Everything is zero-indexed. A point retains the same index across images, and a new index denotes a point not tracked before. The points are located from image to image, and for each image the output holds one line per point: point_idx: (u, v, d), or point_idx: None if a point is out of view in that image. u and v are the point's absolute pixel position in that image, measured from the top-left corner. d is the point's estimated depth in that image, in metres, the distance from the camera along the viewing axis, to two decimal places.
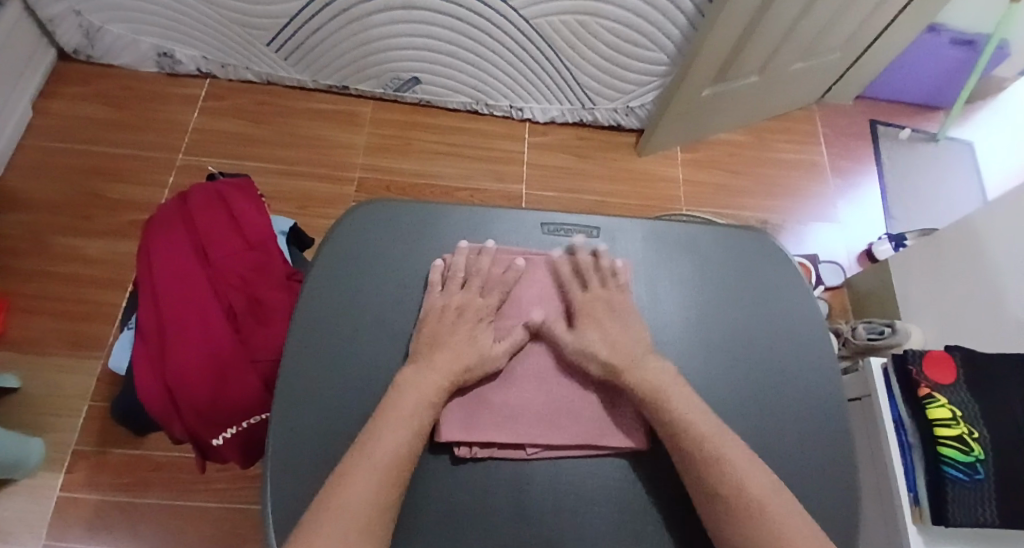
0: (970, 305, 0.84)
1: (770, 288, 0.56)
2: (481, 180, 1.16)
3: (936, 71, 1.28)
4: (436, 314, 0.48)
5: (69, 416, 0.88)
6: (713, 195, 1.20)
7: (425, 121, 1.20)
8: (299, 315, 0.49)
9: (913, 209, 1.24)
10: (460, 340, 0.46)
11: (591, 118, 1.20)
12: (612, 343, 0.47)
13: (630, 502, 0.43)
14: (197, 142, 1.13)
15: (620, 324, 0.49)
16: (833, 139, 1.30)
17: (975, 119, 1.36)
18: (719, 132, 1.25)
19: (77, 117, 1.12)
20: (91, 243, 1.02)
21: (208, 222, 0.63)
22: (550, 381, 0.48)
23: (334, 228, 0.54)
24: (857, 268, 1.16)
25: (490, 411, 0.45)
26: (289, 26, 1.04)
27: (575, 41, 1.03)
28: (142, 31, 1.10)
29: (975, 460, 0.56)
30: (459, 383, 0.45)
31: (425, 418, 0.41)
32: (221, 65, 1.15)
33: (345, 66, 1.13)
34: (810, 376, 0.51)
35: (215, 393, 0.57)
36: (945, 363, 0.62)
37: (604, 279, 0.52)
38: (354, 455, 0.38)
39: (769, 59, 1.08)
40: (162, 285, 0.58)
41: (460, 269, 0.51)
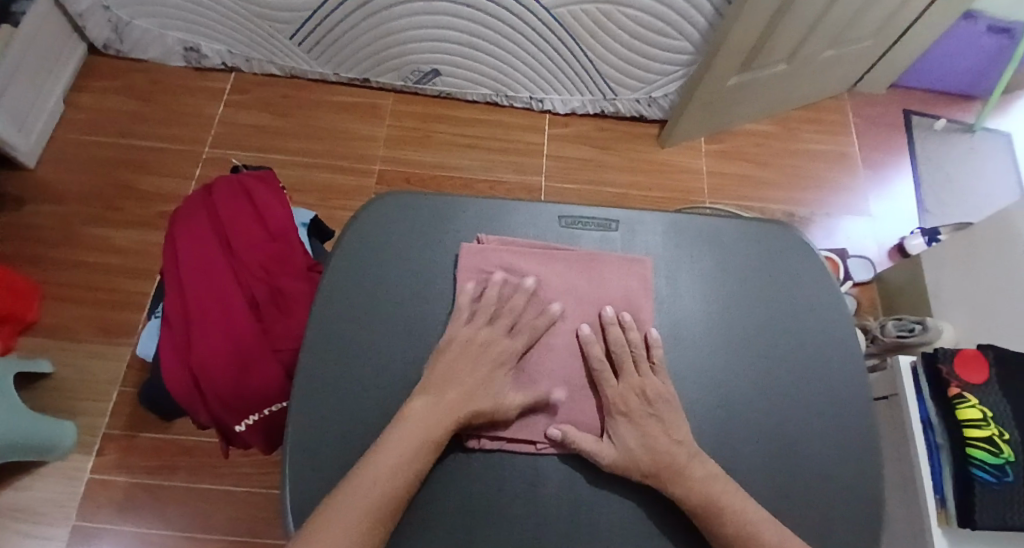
0: (1007, 302, 0.81)
1: (795, 283, 0.54)
2: (501, 172, 1.15)
3: (974, 59, 1.23)
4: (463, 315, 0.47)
5: (100, 401, 0.91)
6: (737, 187, 1.17)
7: (445, 113, 1.20)
8: (317, 312, 0.49)
9: (948, 202, 1.19)
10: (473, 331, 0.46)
11: (612, 109, 1.19)
12: (649, 445, 0.42)
13: (646, 502, 0.43)
14: (223, 135, 1.15)
15: (659, 419, 0.43)
16: (864, 130, 1.25)
17: (1015, 108, 1.31)
18: (745, 122, 1.22)
19: (108, 111, 1.15)
20: (121, 234, 1.04)
21: (231, 213, 0.64)
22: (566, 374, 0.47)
23: (352, 221, 0.54)
24: (887, 263, 1.13)
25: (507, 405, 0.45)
26: (311, 19, 1.05)
27: (597, 30, 1.01)
28: (170, 26, 1.12)
29: (1006, 462, 0.54)
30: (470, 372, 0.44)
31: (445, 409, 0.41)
32: (245, 58, 1.17)
33: (365, 59, 1.13)
34: (832, 372, 0.50)
35: (238, 380, 0.59)
36: (977, 361, 0.60)
37: (642, 359, 0.47)
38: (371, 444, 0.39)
39: (798, 47, 1.05)
40: (187, 275, 0.60)
41: (470, 261, 0.50)
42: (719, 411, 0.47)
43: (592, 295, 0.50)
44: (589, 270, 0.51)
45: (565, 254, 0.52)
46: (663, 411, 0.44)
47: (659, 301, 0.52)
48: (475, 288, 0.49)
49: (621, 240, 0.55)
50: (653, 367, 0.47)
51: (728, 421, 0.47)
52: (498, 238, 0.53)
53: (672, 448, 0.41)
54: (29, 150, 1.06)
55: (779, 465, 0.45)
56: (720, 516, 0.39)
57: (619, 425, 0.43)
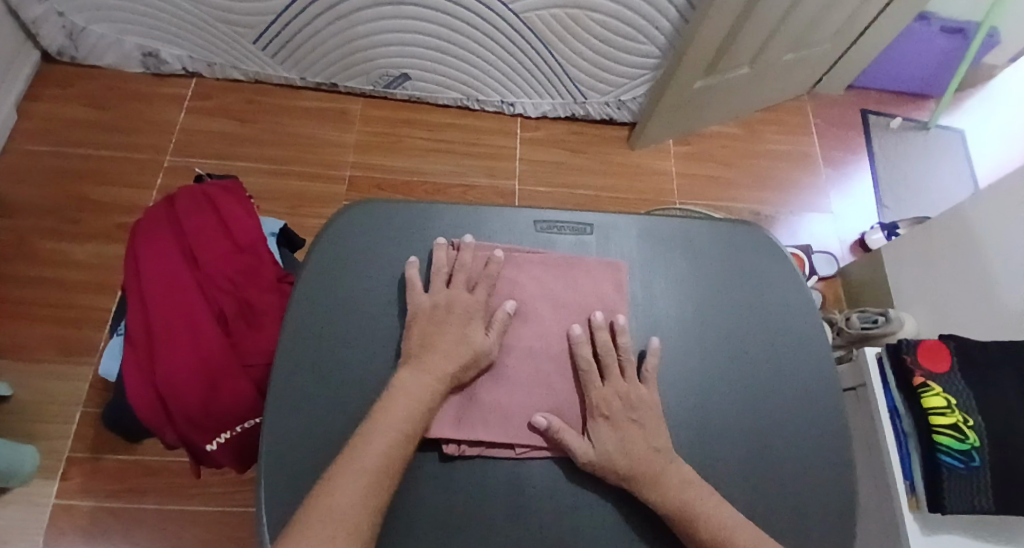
0: (965, 294, 0.84)
1: (765, 281, 0.55)
2: (474, 176, 1.15)
3: (927, 60, 1.28)
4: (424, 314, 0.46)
5: (61, 423, 0.87)
6: (706, 187, 1.19)
7: (416, 117, 1.19)
8: (290, 324, 0.48)
9: (906, 198, 1.24)
10: (447, 338, 0.45)
11: (583, 112, 1.20)
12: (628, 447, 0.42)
13: (628, 502, 0.43)
14: (185, 143, 1.12)
15: (640, 428, 0.43)
16: (825, 130, 1.30)
17: (965, 107, 1.37)
18: (712, 124, 1.25)
19: (61, 119, 1.11)
20: (78, 247, 1.00)
21: (195, 225, 0.62)
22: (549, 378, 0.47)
23: (324, 229, 0.53)
24: (849, 259, 1.16)
25: (483, 411, 0.45)
26: (276, 23, 1.03)
27: (565, 35, 1.02)
28: (127, 31, 1.08)
29: (971, 447, 0.56)
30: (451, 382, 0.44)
31: (421, 417, 0.41)
32: (207, 64, 1.14)
33: (333, 63, 1.11)
34: (804, 367, 0.52)
35: (207, 398, 0.57)
36: (940, 352, 0.62)
37: (629, 367, 0.46)
38: (347, 457, 0.37)
39: (760, 50, 1.08)
40: (150, 290, 0.58)
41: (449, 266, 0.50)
42: (697, 411, 0.48)
43: (569, 300, 0.51)
44: (566, 273, 0.52)
45: (540, 258, 0.53)
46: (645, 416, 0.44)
47: (634, 303, 0.53)
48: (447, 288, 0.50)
49: (595, 244, 0.56)
50: (640, 375, 0.47)
51: (706, 421, 0.48)
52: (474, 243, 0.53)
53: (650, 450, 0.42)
54: None
55: (757, 459, 0.46)
56: (698, 518, 0.39)
57: (599, 427, 0.43)
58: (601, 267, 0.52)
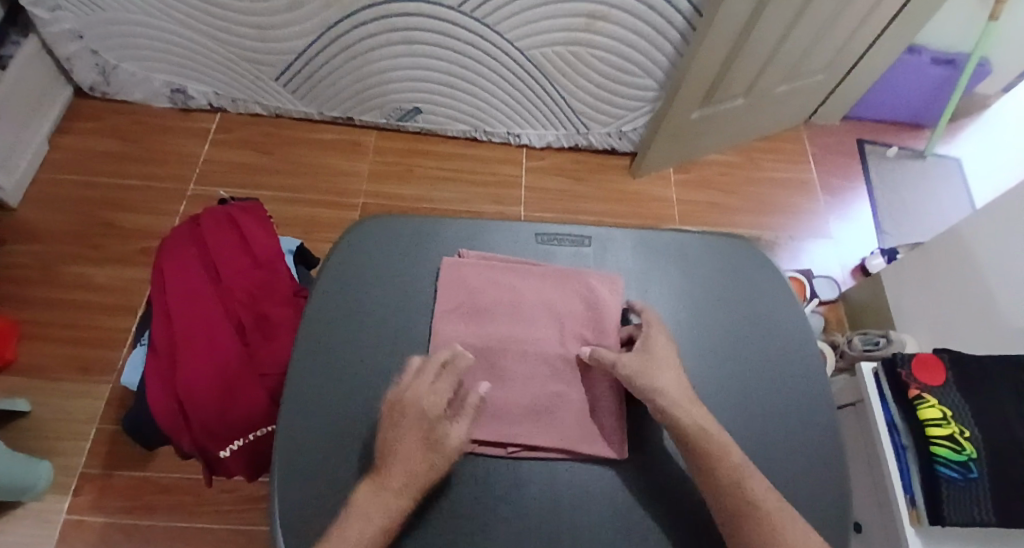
0: (964, 313, 0.85)
1: (757, 292, 0.58)
2: (481, 204, 1.19)
3: (921, 90, 1.33)
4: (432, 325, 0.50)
5: (76, 440, 0.90)
6: (707, 213, 1.23)
7: (426, 148, 1.25)
8: (305, 330, 0.51)
9: (905, 224, 1.26)
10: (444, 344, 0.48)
11: (586, 142, 1.24)
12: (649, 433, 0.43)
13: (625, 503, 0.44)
14: (207, 173, 1.18)
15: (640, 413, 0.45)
16: (822, 158, 1.33)
17: (960, 136, 1.40)
18: (711, 153, 1.29)
19: (91, 151, 1.17)
20: (102, 271, 1.05)
21: (217, 242, 0.66)
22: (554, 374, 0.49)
23: (337, 243, 0.57)
24: (851, 282, 1.18)
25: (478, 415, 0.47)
26: (296, 61, 1.10)
27: (567, 69, 1.08)
28: (157, 69, 1.16)
29: (969, 458, 0.57)
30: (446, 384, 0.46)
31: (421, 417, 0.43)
32: (231, 99, 1.21)
33: (349, 98, 1.18)
34: (795, 376, 0.53)
35: (224, 405, 0.60)
36: (935, 365, 0.63)
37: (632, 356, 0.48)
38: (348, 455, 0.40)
39: (754, 83, 1.13)
40: (174, 303, 0.61)
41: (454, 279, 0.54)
42: None
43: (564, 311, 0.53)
44: (564, 283, 0.55)
45: (541, 270, 0.55)
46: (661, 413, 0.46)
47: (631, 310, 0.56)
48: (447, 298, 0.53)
49: (593, 256, 0.59)
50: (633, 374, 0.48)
51: None
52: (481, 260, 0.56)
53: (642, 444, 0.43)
54: (11, 189, 1.07)
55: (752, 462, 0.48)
56: None
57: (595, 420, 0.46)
58: (603, 285, 0.55)
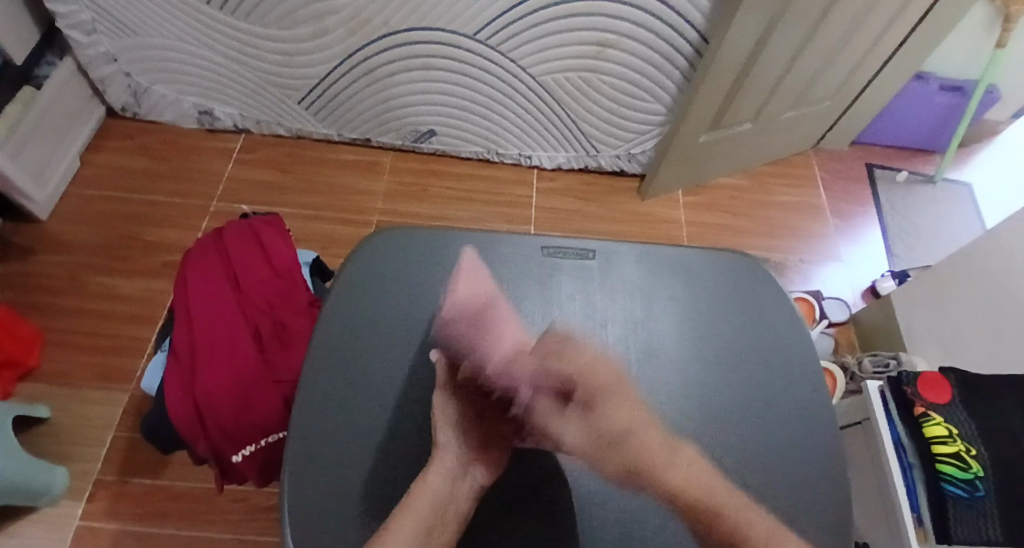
0: (974, 335, 0.85)
1: (760, 308, 0.59)
2: (493, 223, 1.22)
3: (929, 116, 1.34)
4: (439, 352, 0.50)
5: (93, 446, 0.92)
6: (715, 235, 1.24)
7: (440, 168, 1.29)
8: (320, 336, 0.54)
9: (915, 247, 1.26)
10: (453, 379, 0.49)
11: (596, 164, 1.27)
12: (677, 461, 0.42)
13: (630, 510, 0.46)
14: (229, 190, 1.22)
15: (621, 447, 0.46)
16: (831, 183, 1.35)
17: (971, 162, 1.41)
18: (720, 177, 1.31)
19: (120, 168, 1.23)
20: (125, 282, 1.09)
21: (239, 253, 0.69)
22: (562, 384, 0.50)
23: (351, 254, 0.60)
24: (861, 305, 1.18)
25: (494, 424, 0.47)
26: (318, 85, 1.15)
27: (578, 94, 1.12)
28: (186, 91, 1.22)
29: (975, 477, 0.56)
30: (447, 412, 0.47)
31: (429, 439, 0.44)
32: (254, 121, 1.26)
33: (367, 120, 1.22)
34: (796, 391, 0.54)
35: (239, 409, 0.62)
36: (941, 384, 0.64)
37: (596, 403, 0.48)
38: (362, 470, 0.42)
39: (761, 108, 1.15)
40: (196, 310, 0.64)
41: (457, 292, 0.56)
42: (692, 425, 0.51)
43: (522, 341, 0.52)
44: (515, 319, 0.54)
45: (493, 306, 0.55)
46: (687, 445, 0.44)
47: (634, 321, 0.57)
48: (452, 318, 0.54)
49: (598, 268, 0.61)
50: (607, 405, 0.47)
51: (700, 434, 0.51)
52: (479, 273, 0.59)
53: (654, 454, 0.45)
54: (42, 203, 1.13)
55: (752, 472, 0.48)
56: None
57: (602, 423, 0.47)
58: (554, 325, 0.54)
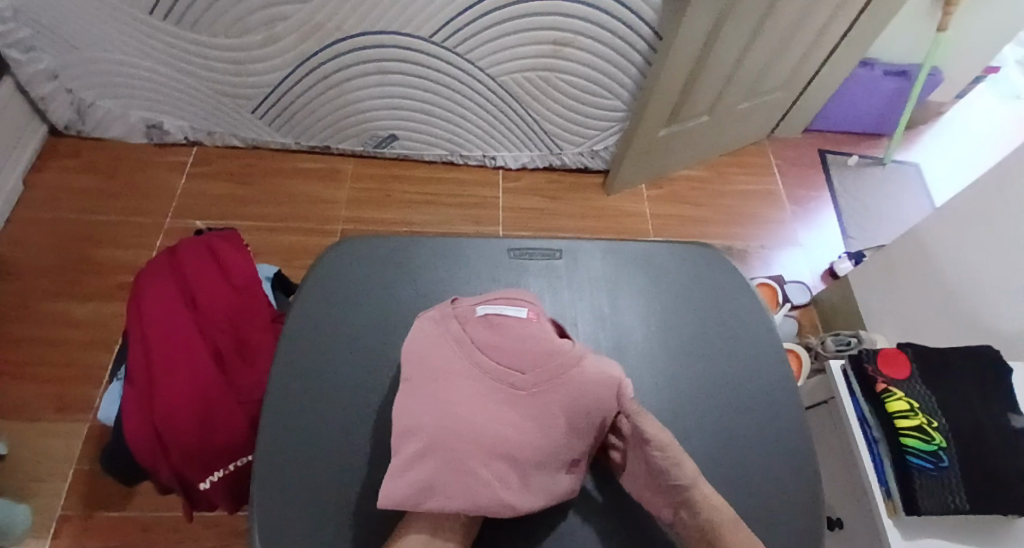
0: (928, 310, 0.89)
1: (724, 296, 0.60)
2: (461, 225, 1.21)
3: (876, 101, 1.39)
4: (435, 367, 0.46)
5: (55, 480, 0.88)
6: (680, 225, 1.26)
7: (403, 173, 1.27)
8: (287, 354, 0.53)
9: (869, 228, 1.31)
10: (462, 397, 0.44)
11: (560, 162, 1.28)
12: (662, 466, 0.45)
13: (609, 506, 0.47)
14: (185, 205, 1.18)
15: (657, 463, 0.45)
16: (787, 170, 1.38)
17: (916, 143, 1.47)
18: (681, 169, 1.33)
19: (67, 188, 1.17)
20: (79, 307, 1.04)
21: (194, 270, 0.66)
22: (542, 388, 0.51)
23: (314, 267, 0.59)
24: (821, 286, 1.21)
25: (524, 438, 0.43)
26: (273, 94, 1.12)
27: (538, 93, 1.12)
28: (133, 106, 1.17)
29: (938, 448, 0.58)
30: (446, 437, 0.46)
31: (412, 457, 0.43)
32: (207, 133, 1.22)
33: (326, 128, 1.20)
34: (763, 377, 0.55)
35: (203, 433, 0.60)
36: (900, 360, 0.66)
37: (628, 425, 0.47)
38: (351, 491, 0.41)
39: (717, 100, 1.18)
40: (152, 332, 0.61)
41: (432, 327, 0.49)
42: (666, 416, 0.52)
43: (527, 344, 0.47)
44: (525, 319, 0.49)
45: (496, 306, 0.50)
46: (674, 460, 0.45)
47: (602, 318, 0.58)
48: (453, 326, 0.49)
49: (565, 267, 0.61)
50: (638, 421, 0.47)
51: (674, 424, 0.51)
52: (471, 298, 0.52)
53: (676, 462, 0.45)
54: None
55: (727, 459, 0.49)
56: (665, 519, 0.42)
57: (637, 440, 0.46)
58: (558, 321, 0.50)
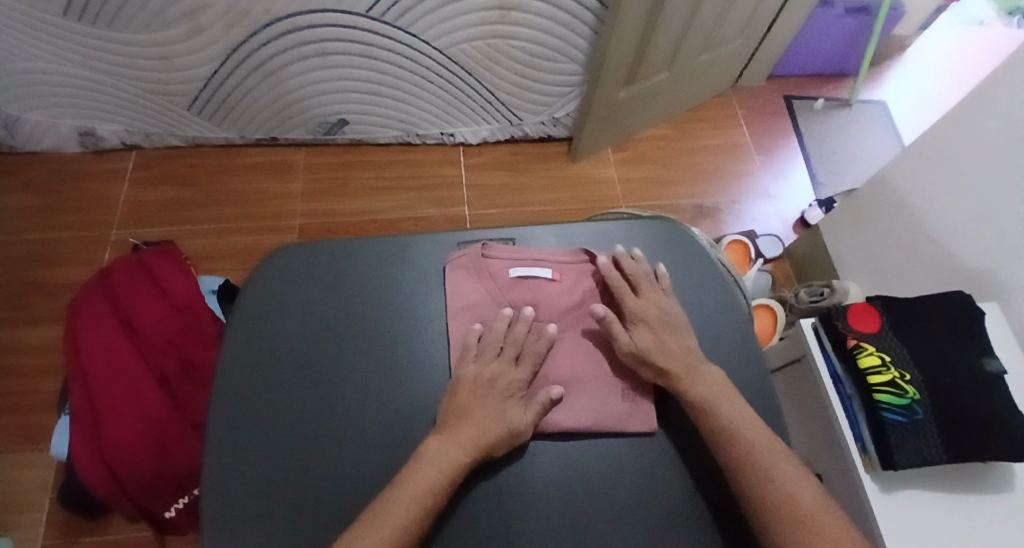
0: (898, 254, 0.88)
1: (681, 268, 0.60)
2: (424, 209, 1.17)
3: (839, 39, 1.35)
4: (483, 330, 0.53)
5: (30, 512, 0.85)
6: (648, 187, 1.23)
7: (359, 159, 1.22)
8: (228, 382, 0.50)
9: (838, 172, 1.29)
10: (492, 355, 0.51)
11: (521, 133, 1.24)
12: (666, 347, 0.51)
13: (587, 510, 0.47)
14: (131, 215, 1.12)
15: (673, 331, 0.52)
16: (752, 120, 1.35)
17: (881, 81, 1.44)
18: (646, 129, 1.29)
19: (5, 209, 1.10)
20: (35, 333, 0.99)
21: (131, 295, 0.68)
22: (506, 386, 0.49)
23: (250, 278, 0.56)
24: (792, 237, 1.20)
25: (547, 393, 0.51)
26: (207, 87, 1.05)
27: (489, 63, 1.06)
28: (60, 114, 1.09)
29: (912, 401, 0.58)
30: (458, 450, 0.45)
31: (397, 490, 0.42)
32: (145, 135, 1.15)
33: (270, 118, 1.14)
34: (726, 348, 0.55)
35: (158, 463, 0.62)
36: (869, 314, 0.65)
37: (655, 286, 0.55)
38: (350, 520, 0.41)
39: (676, 53, 1.13)
40: (93, 365, 0.62)
41: (467, 275, 0.56)
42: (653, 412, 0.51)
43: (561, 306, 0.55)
44: (559, 275, 0.57)
45: (521, 258, 0.57)
46: (676, 322, 0.53)
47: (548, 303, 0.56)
48: (479, 279, 0.56)
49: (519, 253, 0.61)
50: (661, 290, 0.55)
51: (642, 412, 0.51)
52: (502, 246, 0.58)
53: (681, 352, 0.51)
54: None
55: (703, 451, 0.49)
56: None
57: (640, 330, 0.52)
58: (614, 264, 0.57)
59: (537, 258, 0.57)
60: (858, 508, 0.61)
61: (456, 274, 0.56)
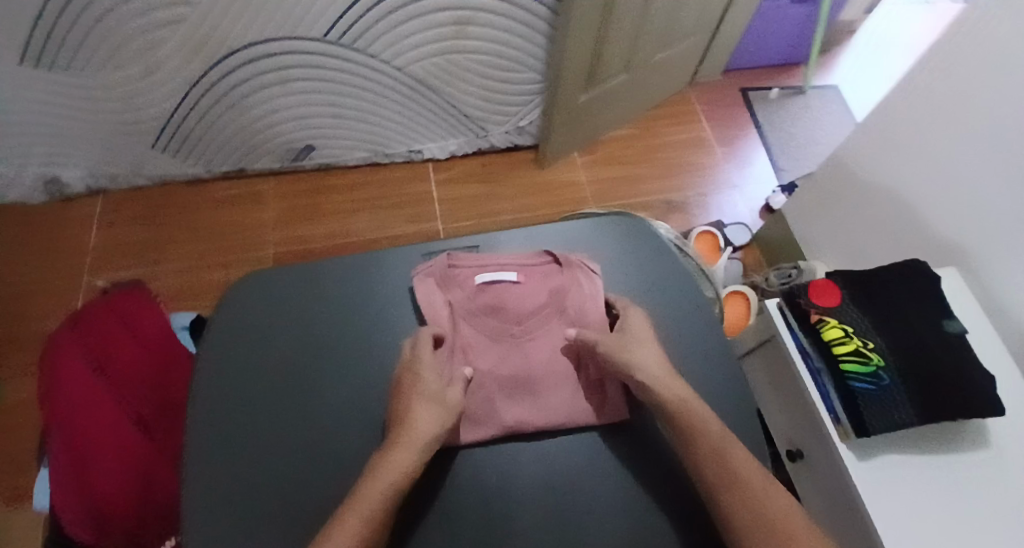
0: (860, 230, 0.91)
1: (644, 261, 0.62)
2: (398, 226, 1.18)
3: (788, 29, 1.39)
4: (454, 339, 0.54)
5: None
6: (617, 187, 1.25)
7: (328, 183, 1.22)
8: (206, 413, 0.50)
9: (799, 157, 1.33)
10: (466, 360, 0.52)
11: (488, 144, 1.25)
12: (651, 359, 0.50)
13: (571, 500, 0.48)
14: (101, 259, 1.11)
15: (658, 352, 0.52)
16: (712, 113, 1.39)
17: (832, 66, 1.49)
18: (609, 130, 1.32)
19: None
20: (12, 385, 0.98)
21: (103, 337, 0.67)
22: None
23: (220, 308, 0.56)
24: (760, 223, 1.23)
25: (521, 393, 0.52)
26: (170, 124, 1.05)
27: (449, 78, 1.08)
28: (22, 164, 1.08)
29: (877, 368, 0.60)
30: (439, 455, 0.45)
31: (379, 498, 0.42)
32: (111, 177, 1.15)
33: (236, 149, 1.14)
34: (693, 333, 0.57)
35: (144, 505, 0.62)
36: (830, 288, 0.67)
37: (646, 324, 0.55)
38: None
39: (631, 55, 1.16)
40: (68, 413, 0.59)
41: (434, 286, 0.57)
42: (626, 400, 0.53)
43: (529, 307, 0.57)
44: (524, 277, 0.58)
45: (485, 265, 0.59)
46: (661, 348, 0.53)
47: (515, 305, 0.57)
48: (446, 289, 0.57)
49: None
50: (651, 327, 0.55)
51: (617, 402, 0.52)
52: (467, 254, 0.60)
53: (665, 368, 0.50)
54: None
55: None
56: None
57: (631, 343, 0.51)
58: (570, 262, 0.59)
59: (501, 263, 0.59)
60: (840, 476, 0.63)
61: (422, 284, 0.57)
